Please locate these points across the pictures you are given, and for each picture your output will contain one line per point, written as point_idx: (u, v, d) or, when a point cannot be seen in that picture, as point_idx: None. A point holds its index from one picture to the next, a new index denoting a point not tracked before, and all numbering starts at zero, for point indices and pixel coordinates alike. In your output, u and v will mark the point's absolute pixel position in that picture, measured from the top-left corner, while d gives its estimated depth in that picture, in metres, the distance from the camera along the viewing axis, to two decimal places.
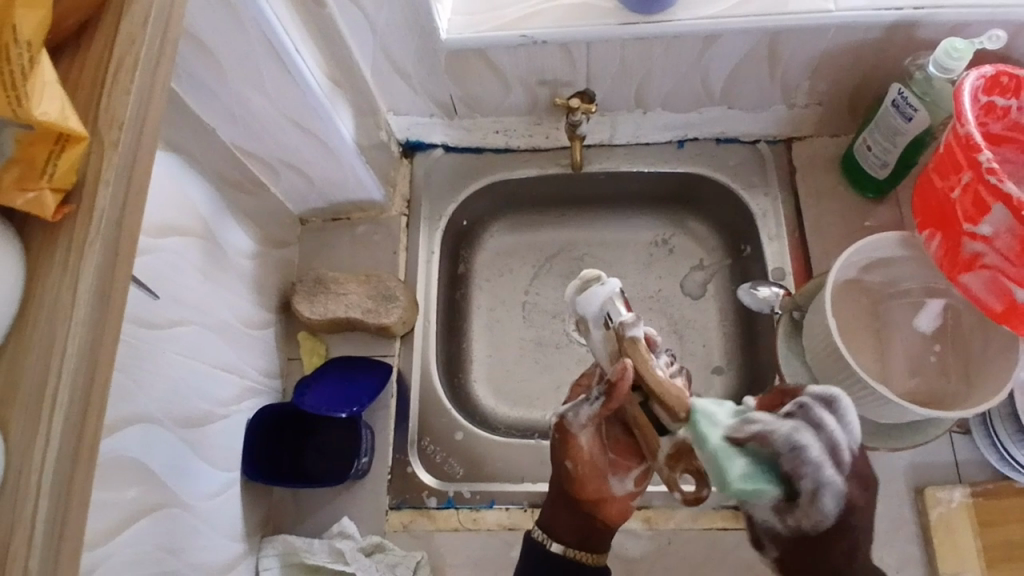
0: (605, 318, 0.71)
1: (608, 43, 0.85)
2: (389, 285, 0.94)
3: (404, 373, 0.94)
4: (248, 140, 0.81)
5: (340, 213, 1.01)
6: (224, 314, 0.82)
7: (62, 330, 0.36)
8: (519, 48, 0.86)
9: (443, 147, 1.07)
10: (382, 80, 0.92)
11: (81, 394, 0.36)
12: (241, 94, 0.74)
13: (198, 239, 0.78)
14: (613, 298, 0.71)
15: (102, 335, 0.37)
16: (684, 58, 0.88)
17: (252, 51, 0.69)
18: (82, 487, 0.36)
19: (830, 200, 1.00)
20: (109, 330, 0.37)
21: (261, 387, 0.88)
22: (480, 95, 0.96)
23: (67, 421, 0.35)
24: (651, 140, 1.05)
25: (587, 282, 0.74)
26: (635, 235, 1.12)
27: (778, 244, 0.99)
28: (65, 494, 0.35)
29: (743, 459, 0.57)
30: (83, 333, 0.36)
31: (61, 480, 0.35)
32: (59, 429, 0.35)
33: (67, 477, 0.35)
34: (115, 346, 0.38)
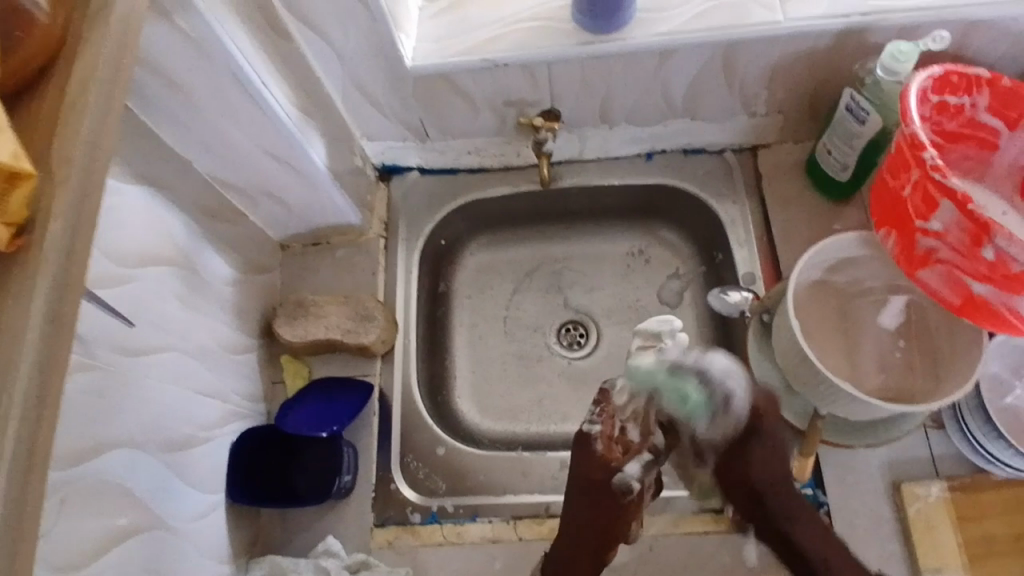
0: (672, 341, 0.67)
1: (569, 62, 0.88)
2: (367, 305, 0.96)
3: (386, 391, 0.96)
4: (224, 171, 0.84)
5: (319, 238, 1.04)
6: (205, 340, 0.84)
7: (18, 355, 0.38)
8: (484, 72, 0.89)
9: (419, 169, 1.09)
10: (353, 107, 0.95)
11: (34, 414, 0.38)
12: (214, 128, 0.77)
13: (176, 268, 0.80)
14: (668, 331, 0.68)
15: (55, 353, 0.40)
16: (644, 73, 0.90)
17: (221, 88, 0.72)
18: (34, 505, 0.38)
19: (797, 204, 1.02)
20: (60, 349, 0.40)
21: (246, 411, 0.90)
22: (451, 117, 0.98)
23: (20, 438, 0.37)
24: (620, 154, 1.08)
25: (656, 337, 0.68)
26: (611, 247, 1.15)
27: (749, 250, 1.01)
28: (17, 509, 0.37)
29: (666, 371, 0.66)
30: (38, 355, 0.39)
31: (13, 497, 0.37)
32: (14, 446, 0.37)
33: (20, 493, 0.37)
34: (66, 364, 0.41)
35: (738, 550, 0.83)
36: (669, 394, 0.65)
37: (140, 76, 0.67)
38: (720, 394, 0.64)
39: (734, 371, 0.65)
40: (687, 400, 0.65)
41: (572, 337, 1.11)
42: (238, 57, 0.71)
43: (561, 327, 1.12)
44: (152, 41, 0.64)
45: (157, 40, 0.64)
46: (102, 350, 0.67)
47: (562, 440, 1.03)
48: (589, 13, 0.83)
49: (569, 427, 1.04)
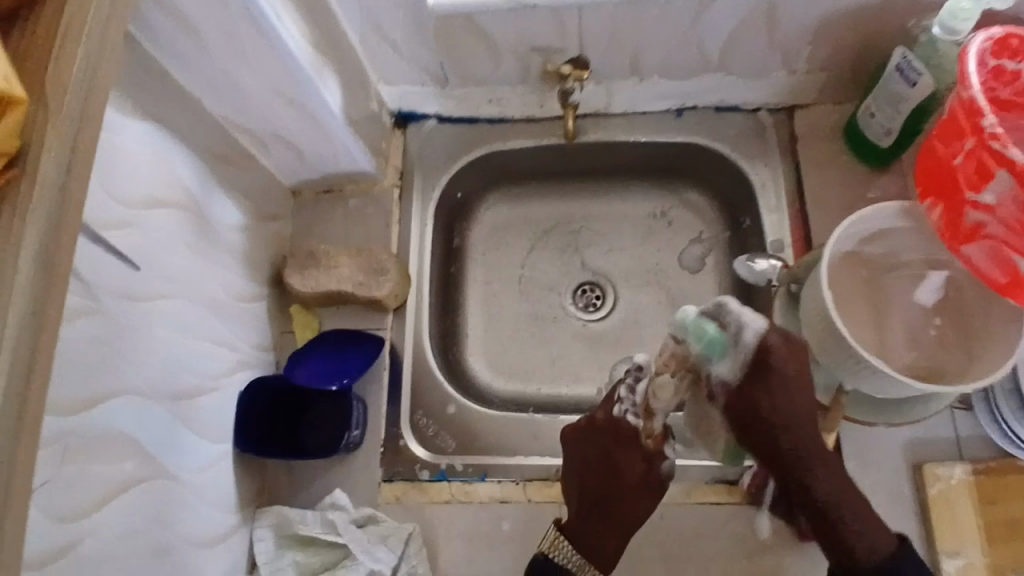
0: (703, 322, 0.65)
1: (600, 7, 0.82)
2: (380, 258, 0.93)
3: (397, 346, 0.94)
4: (232, 110, 0.80)
5: (332, 185, 1.00)
6: (213, 288, 0.81)
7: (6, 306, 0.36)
8: (508, 14, 0.84)
9: (436, 118, 1.04)
10: (369, 47, 0.90)
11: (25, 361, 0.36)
12: (221, 62, 0.72)
13: (182, 213, 0.77)
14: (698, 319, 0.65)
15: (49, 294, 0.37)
16: (679, 22, 0.85)
17: (229, 19, 0.68)
18: (27, 459, 0.36)
19: (831, 169, 0.97)
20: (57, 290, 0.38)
21: (253, 361, 0.88)
22: (471, 62, 0.93)
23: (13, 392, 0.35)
24: (647, 110, 1.02)
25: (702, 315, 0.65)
26: (633, 207, 1.10)
27: (779, 214, 0.97)
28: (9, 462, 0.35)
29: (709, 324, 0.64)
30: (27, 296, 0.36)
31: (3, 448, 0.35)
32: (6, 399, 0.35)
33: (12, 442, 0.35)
34: (59, 310, 0.38)
35: (751, 522, 0.81)
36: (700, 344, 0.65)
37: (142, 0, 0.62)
38: (733, 327, 0.64)
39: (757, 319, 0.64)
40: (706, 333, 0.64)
41: (588, 299, 1.08)
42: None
43: (577, 289, 1.09)
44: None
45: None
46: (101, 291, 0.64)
47: (574, 403, 1.01)
48: None
49: (582, 391, 1.02)
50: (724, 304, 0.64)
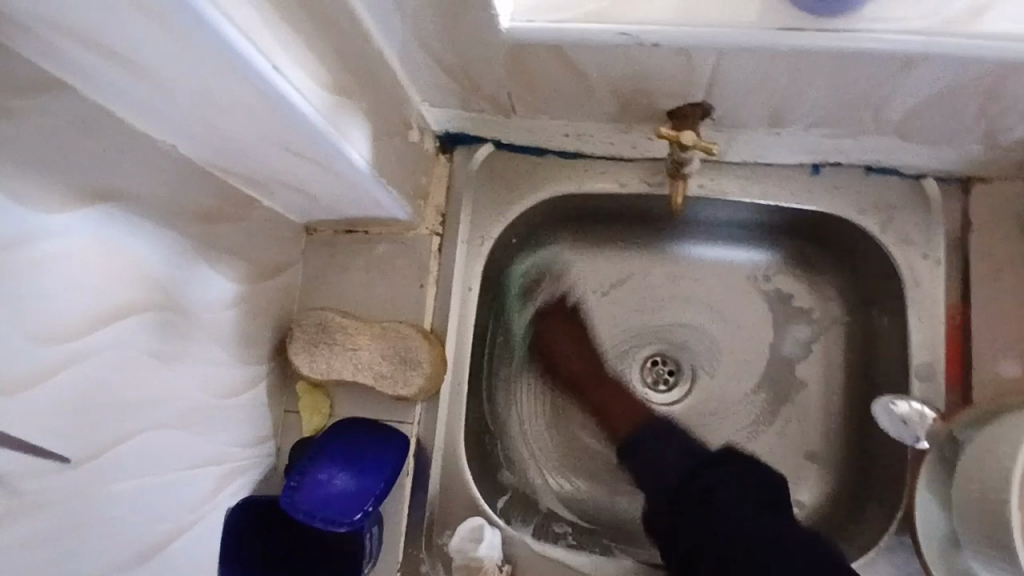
0: (909, 430, 0.70)
1: (754, 52, 0.55)
2: (410, 343, 0.73)
3: (423, 444, 0.76)
4: (220, 156, 0.59)
5: (355, 225, 0.78)
6: (194, 396, 0.63)
7: None
8: (616, 49, 0.57)
9: (494, 143, 0.79)
10: (413, 66, 0.65)
11: None
12: (198, 116, 0.51)
13: (149, 312, 0.57)
14: (895, 408, 0.71)
15: None
16: (861, 78, 0.59)
17: (198, 72, 0.44)
18: None
19: (1006, 276, 0.73)
20: None
21: (241, 469, 0.71)
22: (550, 96, 0.68)
23: None
24: (776, 161, 0.75)
25: (886, 409, 0.71)
26: (734, 267, 0.86)
27: (929, 331, 0.73)
28: None
29: (895, 425, 0.71)
30: None
31: None
32: None
33: None
34: None
35: None
36: (906, 424, 0.70)
37: (48, 39, 0.41)
38: (913, 415, 0.70)
39: (920, 411, 0.70)
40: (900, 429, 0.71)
41: (659, 373, 0.87)
42: (231, 18, 0.41)
43: (645, 361, 0.87)
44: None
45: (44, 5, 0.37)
46: (19, 469, 0.46)
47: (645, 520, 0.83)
48: None
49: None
50: (891, 403, 0.71)
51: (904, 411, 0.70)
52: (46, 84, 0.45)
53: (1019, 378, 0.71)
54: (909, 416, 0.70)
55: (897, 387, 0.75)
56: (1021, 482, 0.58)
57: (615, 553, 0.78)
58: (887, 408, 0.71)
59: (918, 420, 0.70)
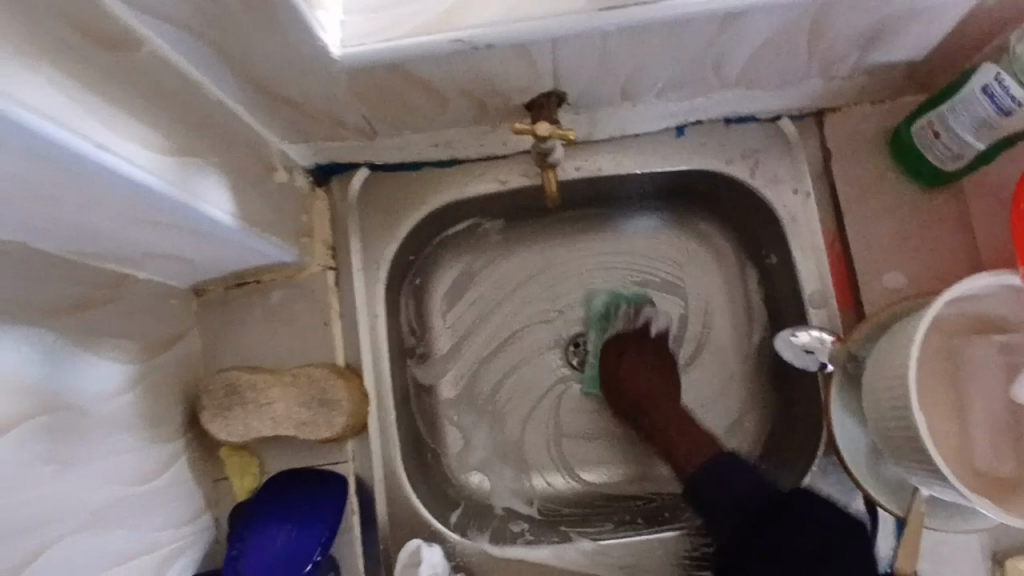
0: (812, 355, 0.75)
1: (586, 36, 0.57)
2: (325, 384, 0.71)
3: (364, 480, 0.75)
4: (76, 245, 0.56)
5: (244, 277, 0.76)
6: (106, 493, 0.61)
7: None
8: (455, 58, 0.57)
9: (368, 166, 0.78)
10: (261, 109, 0.64)
11: None
12: (37, 212, 0.48)
13: (36, 423, 0.54)
14: (798, 335, 0.76)
15: None
16: (695, 42, 0.61)
17: (21, 169, 0.42)
18: None
19: (871, 194, 0.78)
20: None
21: (178, 551, 0.69)
22: (409, 113, 0.68)
23: None
24: (643, 130, 0.78)
25: (790, 337, 0.76)
26: (631, 237, 0.88)
27: (815, 261, 0.77)
28: None
29: (799, 351, 0.76)
30: None
31: None
32: None
33: None
34: None
35: None
36: (809, 350, 0.75)
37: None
38: (813, 341, 0.75)
39: (819, 335, 0.75)
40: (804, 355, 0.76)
41: (582, 355, 0.88)
42: (41, 104, 0.39)
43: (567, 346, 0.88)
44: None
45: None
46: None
47: (603, 493, 0.85)
48: None
49: (606, 475, 0.86)
50: (795, 330, 0.75)
51: (806, 336, 0.75)
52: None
53: (903, 288, 0.76)
54: (810, 341, 0.75)
55: (798, 317, 0.79)
56: (914, 389, 0.62)
57: (575, 538, 0.79)
58: (792, 336, 0.76)
59: (818, 344, 0.75)
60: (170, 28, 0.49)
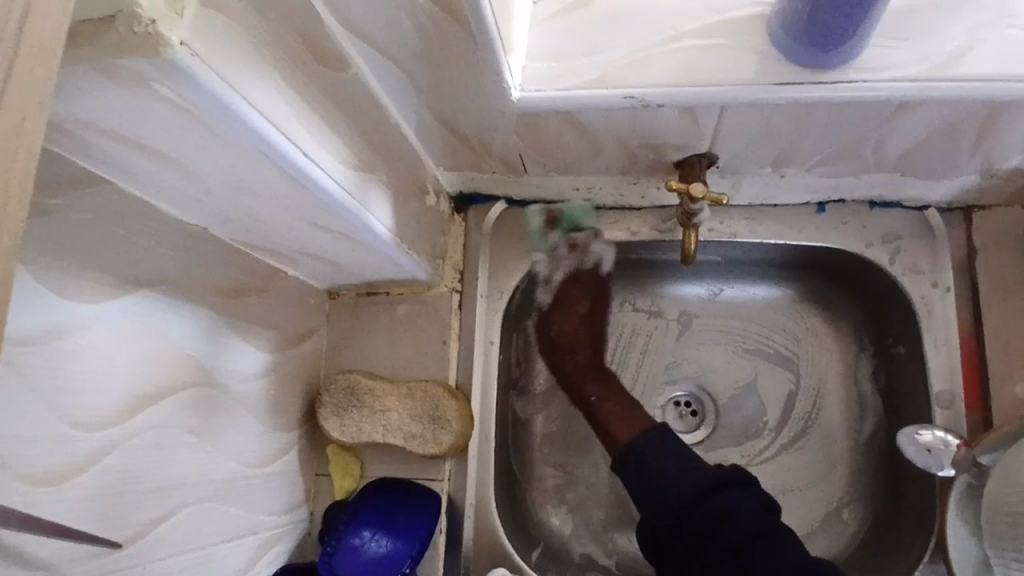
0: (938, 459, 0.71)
1: (754, 105, 0.58)
2: (437, 401, 0.74)
3: (455, 500, 0.77)
4: (251, 236, 0.61)
5: (376, 287, 0.80)
6: (228, 468, 0.64)
7: None
8: (622, 111, 0.60)
9: (506, 200, 0.82)
10: (428, 135, 0.68)
11: None
12: (232, 201, 0.53)
13: (186, 392, 0.59)
14: (921, 435, 0.72)
15: None
16: (860, 124, 0.61)
17: (235, 162, 0.47)
18: None
19: (1018, 299, 0.74)
20: None
21: (275, 537, 0.72)
22: (561, 156, 0.71)
23: None
24: (781, 201, 0.78)
25: (912, 437, 0.72)
26: (749, 304, 0.88)
27: (947, 358, 0.75)
28: None
29: (923, 453, 0.71)
30: None
31: None
32: None
33: None
34: None
35: None
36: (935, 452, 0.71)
37: (97, 142, 0.43)
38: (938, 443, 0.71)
39: (945, 438, 0.71)
40: (929, 457, 0.71)
41: (681, 413, 0.88)
42: (266, 109, 0.44)
43: (668, 402, 0.88)
44: (93, 99, 0.38)
45: (89, 110, 0.39)
46: (54, 557, 0.46)
47: None
48: (809, 41, 0.52)
49: None
50: (918, 429, 0.72)
51: (931, 436, 0.71)
52: (92, 183, 0.47)
53: None
54: (935, 444, 0.71)
55: (921, 414, 0.76)
56: None
57: None
58: (914, 433, 0.72)
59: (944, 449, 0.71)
60: (378, 55, 0.53)
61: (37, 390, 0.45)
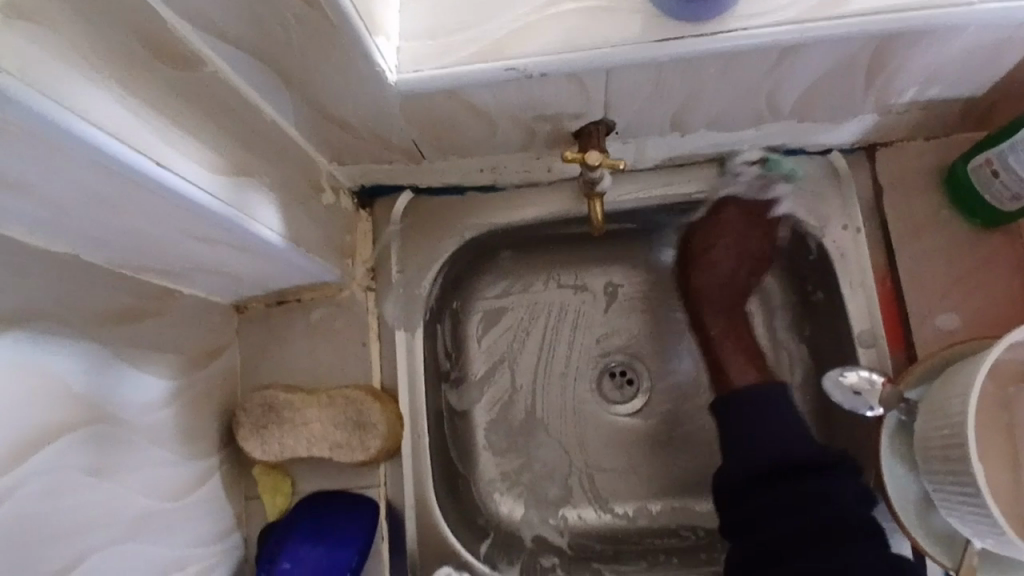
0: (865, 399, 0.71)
1: (640, 66, 0.56)
2: (361, 407, 0.71)
3: (394, 504, 0.74)
4: (128, 257, 0.57)
5: (286, 294, 0.77)
6: (143, 507, 0.60)
7: None
8: (508, 84, 0.58)
9: (412, 189, 0.79)
10: (314, 130, 0.65)
11: None
12: (88, 224, 0.49)
13: (79, 434, 0.55)
14: (848, 378, 0.72)
15: None
16: (751, 73, 0.60)
17: (82, 182, 0.42)
18: None
19: (925, 232, 0.76)
20: None
21: (210, 568, 0.69)
22: (458, 138, 0.68)
23: None
24: (691, 160, 0.78)
25: (838, 381, 0.72)
26: (672, 268, 0.87)
27: (864, 298, 0.75)
28: None
29: (850, 396, 0.72)
30: None
31: None
32: None
33: None
34: None
35: None
36: (862, 394, 0.71)
37: None
38: (864, 383, 0.71)
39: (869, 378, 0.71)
40: (857, 399, 0.71)
41: (619, 383, 0.87)
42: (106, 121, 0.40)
43: (605, 374, 0.87)
44: None
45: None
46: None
47: (637, 530, 0.83)
48: None
49: (640, 510, 0.83)
50: (842, 372, 0.72)
51: (855, 380, 0.72)
52: None
53: (955, 329, 0.74)
54: (862, 386, 0.71)
55: (846, 356, 0.77)
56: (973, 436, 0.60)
57: None
58: (839, 377, 0.72)
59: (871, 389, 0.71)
60: (234, 50, 0.50)
61: None
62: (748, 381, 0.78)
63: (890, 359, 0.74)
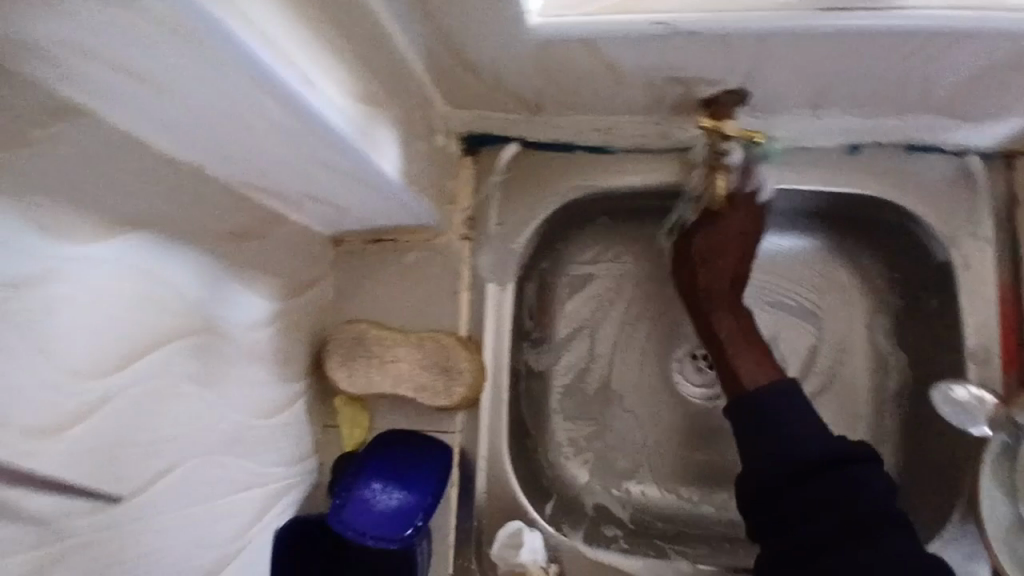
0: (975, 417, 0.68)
1: (794, 35, 0.53)
2: (449, 352, 0.72)
3: (467, 453, 0.75)
4: (250, 177, 0.58)
5: (384, 234, 0.77)
6: (234, 420, 0.62)
7: None
8: (649, 41, 0.55)
9: (520, 142, 0.78)
10: (438, 70, 0.64)
11: None
12: (225, 137, 0.49)
13: (187, 342, 0.56)
14: (955, 394, 0.69)
15: None
16: (908, 57, 0.56)
17: (231, 93, 0.43)
18: None
19: None
20: None
21: (287, 488, 0.71)
22: (580, 93, 0.66)
23: None
24: (816, 144, 0.74)
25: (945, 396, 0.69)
26: (774, 255, 0.84)
27: (982, 311, 0.71)
28: None
29: (957, 412, 0.68)
30: None
31: None
32: None
33: None
34: None
35: None
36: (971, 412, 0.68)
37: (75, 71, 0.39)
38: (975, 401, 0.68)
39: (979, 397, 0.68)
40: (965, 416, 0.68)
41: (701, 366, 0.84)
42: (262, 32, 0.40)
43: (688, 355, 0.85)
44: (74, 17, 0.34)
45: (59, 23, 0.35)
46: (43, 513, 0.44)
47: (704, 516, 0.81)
48: None
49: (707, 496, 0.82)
50: (948, 387, 0.69)
51: (963, 396, 0.68)
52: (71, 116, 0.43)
53: None
54: (971, 403, 0.68)
55: (951, 369, 0.73)
56: None
57: (674, 556, 0.76)
58: (946, 392, 0.69)
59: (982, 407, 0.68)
60: None
61: (26, 343, 0.42)
62: (755, 382, 0.69)
63: (1000, 379, 0.70)
